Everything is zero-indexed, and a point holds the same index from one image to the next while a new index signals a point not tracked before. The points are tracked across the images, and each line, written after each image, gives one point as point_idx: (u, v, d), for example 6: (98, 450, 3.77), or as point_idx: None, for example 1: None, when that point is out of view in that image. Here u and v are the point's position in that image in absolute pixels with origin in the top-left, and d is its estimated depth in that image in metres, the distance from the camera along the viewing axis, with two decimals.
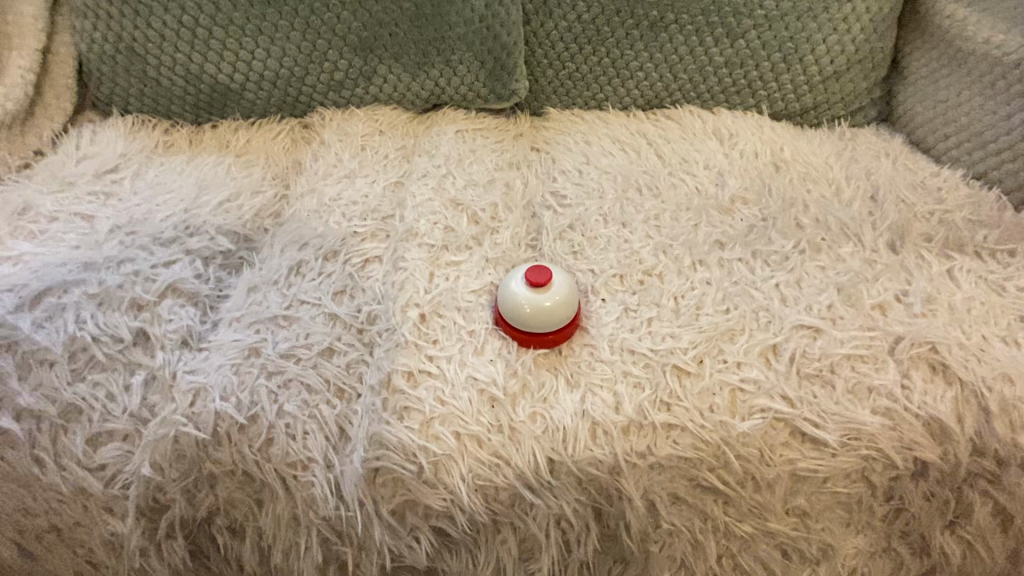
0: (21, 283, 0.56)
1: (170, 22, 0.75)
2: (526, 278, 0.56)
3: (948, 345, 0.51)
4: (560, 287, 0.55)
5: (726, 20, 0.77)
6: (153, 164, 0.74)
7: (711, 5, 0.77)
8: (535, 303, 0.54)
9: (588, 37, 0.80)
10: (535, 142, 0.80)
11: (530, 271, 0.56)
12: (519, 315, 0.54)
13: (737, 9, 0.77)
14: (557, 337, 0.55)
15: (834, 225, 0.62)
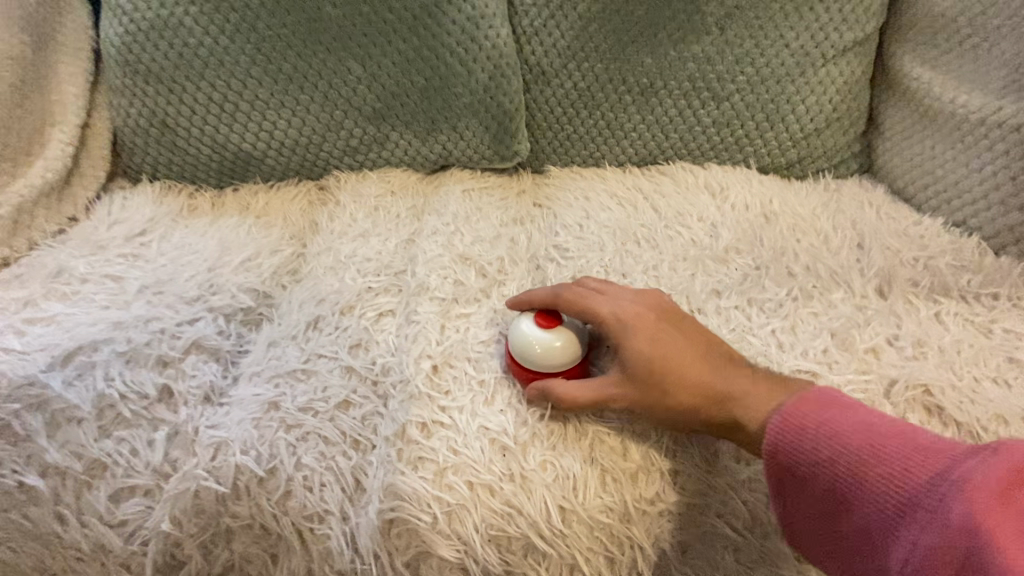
0: (54, 343, 0.59)
1: (200, 98, 0.82)
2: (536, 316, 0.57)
3: (941, 387, 0.53)
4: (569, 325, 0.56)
5: (712, 86, 0.84)
6: (179, 228, 0.79)
7: (697, 73, 0.83)
8: (543, 342, 0.55)
9: (584, 103, 0.87)
10: (535, 198, 0.85)
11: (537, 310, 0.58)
12: (530, 356, 0.55)
13: (720, 76, 0.83)
14: (567, 375, 0.56)
15: (824, 272, 0.66)
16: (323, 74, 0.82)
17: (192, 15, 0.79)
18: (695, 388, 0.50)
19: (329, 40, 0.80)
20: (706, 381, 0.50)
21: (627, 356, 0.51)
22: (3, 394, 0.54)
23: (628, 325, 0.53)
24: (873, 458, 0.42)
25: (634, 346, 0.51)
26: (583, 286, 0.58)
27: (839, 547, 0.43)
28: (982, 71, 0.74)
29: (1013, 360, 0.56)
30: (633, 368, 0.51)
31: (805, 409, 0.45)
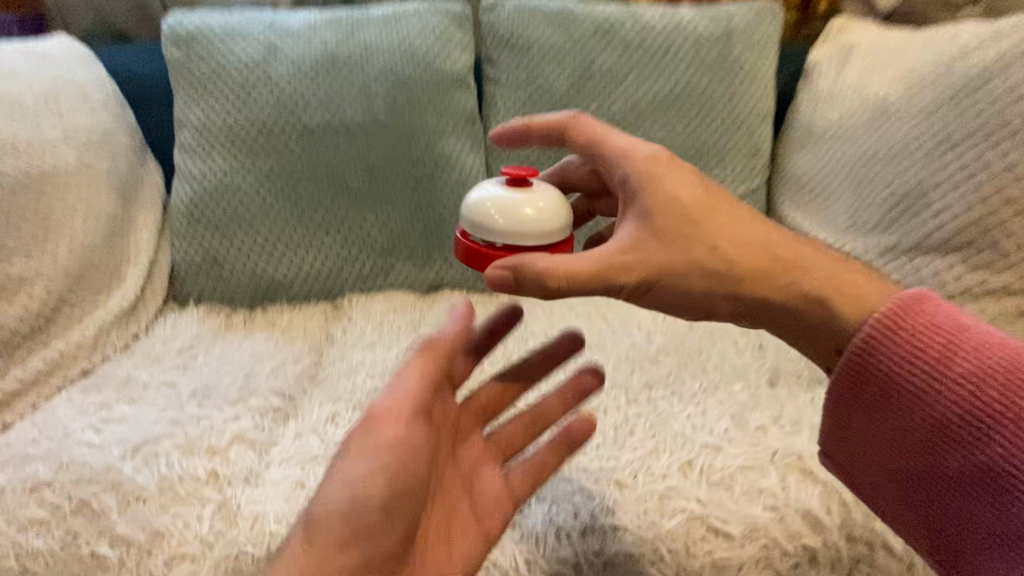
0: (125, 437, 0.74)
1: (245, 240, 1.05)
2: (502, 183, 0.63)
3: (811, 454, 0.70)
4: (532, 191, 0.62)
5: None
6: (219, 342, 0.97)
7: None
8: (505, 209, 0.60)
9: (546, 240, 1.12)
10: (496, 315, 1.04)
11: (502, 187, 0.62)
12: (493, 222, 0.60)
13: None
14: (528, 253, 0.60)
15: (729, 368, 0.85)
16: (345, 221, 1.06)
17: (248, 181, 1.03)
18: (708, 249, 0.56)
19: (352, 197, 1.06)
20: (722, 226, 0.57)
21: (623, 156, 0.59)
22: (86, 478, 0.69)
23: (659, 159, 0.59)
24: (1006, 365, 0.50)
25: (638, 137, 0.60)
26: (585, 121, 0.64)
27: (865, 430, 0.54)
28: (834, 217, 0.97)
29: None
30: (633, 149, 0.59)
31: (914, 317, 0.53)
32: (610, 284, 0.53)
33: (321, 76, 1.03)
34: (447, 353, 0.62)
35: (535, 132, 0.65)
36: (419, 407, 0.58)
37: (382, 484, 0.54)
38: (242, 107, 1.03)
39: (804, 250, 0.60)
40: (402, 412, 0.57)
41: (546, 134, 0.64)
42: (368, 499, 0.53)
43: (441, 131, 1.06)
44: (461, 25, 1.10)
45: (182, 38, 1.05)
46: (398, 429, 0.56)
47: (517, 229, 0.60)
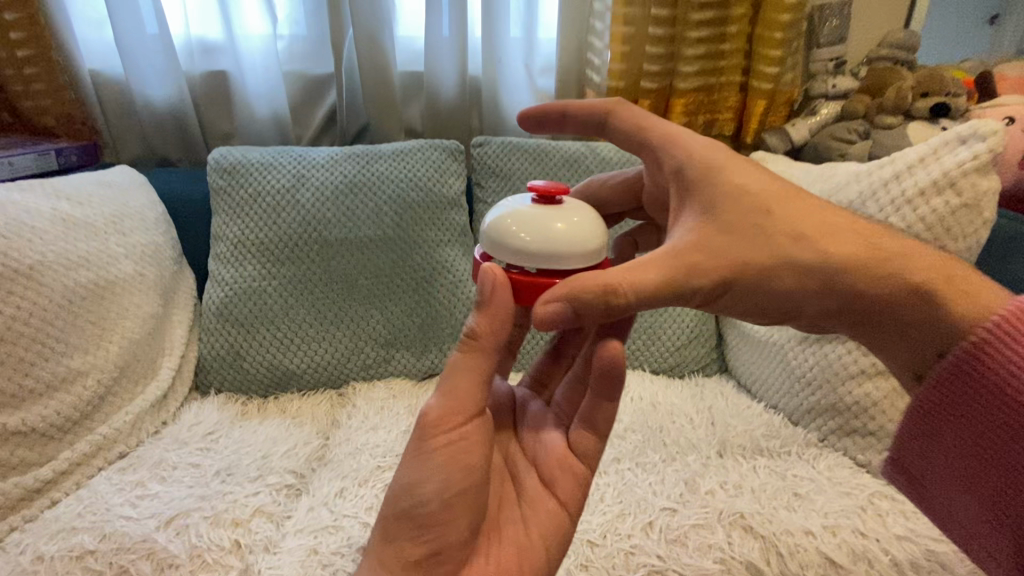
0: (160, 511, 0.87)
1: (266, 336, 1.20)
2: (526, 201, 0.64)
3: (750, 513, 0.85)
4: (554, 209, 0.62)
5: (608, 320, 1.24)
6: (237, 426, 1.09)
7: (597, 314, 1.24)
8: (530, 228, 0.59)
9: None
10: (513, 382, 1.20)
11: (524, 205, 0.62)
12: (520, 242, 0.59)
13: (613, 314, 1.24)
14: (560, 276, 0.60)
15: (684, 441, 1.00)
16: (354, 318, 1.23)
17: (272, 285, 1.21)
18: (767, 242, 0.60)
19: (361, 298, 1.24)
20: (787, 221, 0.61)
21: (688, 167, 0.65)
22: (126, 547, 0.81)
23: (711, 164, 0.64)
24: None
25: (694, 148, 0.66)
26: (625, 116, 0.71)
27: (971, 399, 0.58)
28: None
29: (797, 494, 0.89)
30: (688, 164, 0.65)
31: None
32: (678, 288, 0.57)
33: (341, 199, 1.23)
34: (485, 351, 0.58)
35: (574, 117, 0.72)
36: (468, 412, 0.59)
37: (441, 482, 0.58)
38: (272, 225, 1.21)
39: (874, 236, 0.63)
40: (454, 408, 0.59)
41: (584, 117, 0.72)
42: (430, 487, 0.58)
43: (438, 243, 1.27)
44: (457, 157, 1.33)
45: (224, 167, 1.24)
46: (453, 428, 0.59)
47: (541, 247, 0.59)
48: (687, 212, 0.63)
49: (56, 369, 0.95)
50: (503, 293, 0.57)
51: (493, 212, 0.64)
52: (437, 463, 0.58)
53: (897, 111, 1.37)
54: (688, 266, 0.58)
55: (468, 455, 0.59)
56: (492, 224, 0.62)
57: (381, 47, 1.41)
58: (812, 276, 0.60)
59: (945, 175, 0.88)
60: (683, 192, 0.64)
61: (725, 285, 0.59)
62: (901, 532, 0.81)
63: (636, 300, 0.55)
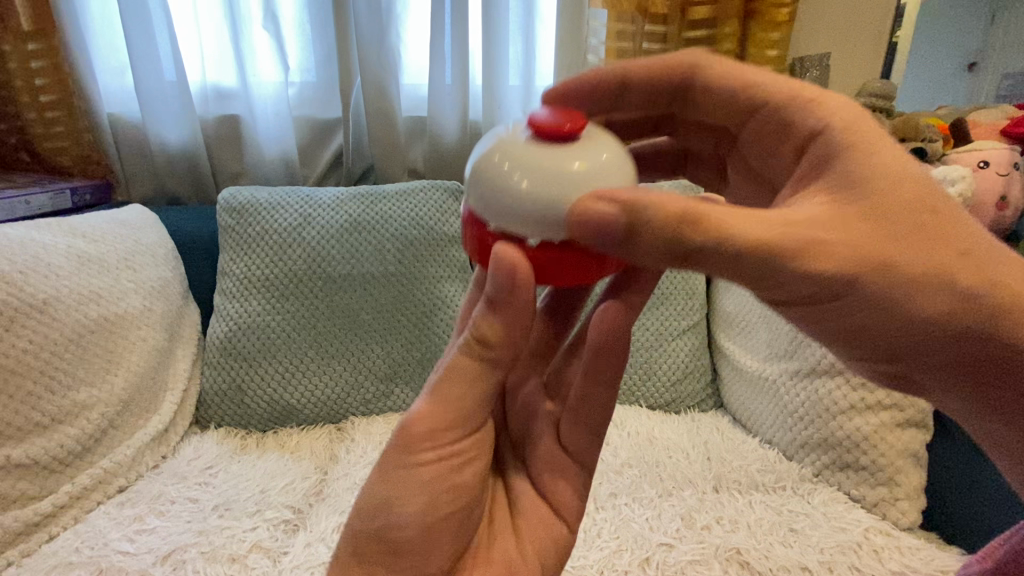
0: (156, 546, 0.87)
1: (268, 372, 1.22)
2: (526, 137, 0.52)
3: (746, 549, 0.85)
4: (561, 150, 0.50)
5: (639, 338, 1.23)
6: (236, 461, 1.09)
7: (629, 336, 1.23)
8: (527, 187, 0.49)
9: None
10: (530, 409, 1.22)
11: (521, 146, 0.51)
12: (519, 193, 0.49)
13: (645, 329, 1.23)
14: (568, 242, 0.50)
15: (681, 476, 1.00)
16: (355, 354, 1.26)
17: (276, 321, 1.23)
18: (914, 224, 0.45)
19: (362, 333, 1.26)
20: (944, 211, 0.46)
21: (827, 130, 0.50)
22: None
23: (858, 128, 0.49)
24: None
25: (828, 103, 0.51)
26: (721, 80, 0.58)
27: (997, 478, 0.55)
28: (756, 344, 1.14)
29: (793, 529, 0.89)
30: (834, 124, 0.49)
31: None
32: (780, 261, 0.43)
33: (345, 237, 1.27)
34: (494, 361, 0.52)
35: (631, 80, 0.61)
36: (461, 425, 0.53)
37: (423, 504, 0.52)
38: (278, 262, 1.25)
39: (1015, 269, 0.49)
40: (445, 421, 0.52)
41: (649, 84, 0.61)
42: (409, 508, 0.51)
43: (438, 280, 1.31)
44: (457, 197, 1.38)
45: (233, 206, 1.29)
46: (444, 444, 0.53)
47: (541, 202, 0.49)
48: (825, 174, 0.48)
49: (61, 402, 0.97)
50: (523, 286, 0.49)
51: (483, 146, 0.54)
52: (420, 481, 0.52)
53: None
54: (811, 238, 0.44)
55: (459, 473, 0.53)
56: (482, 168, 0.51)
57: (387, 94, 1.50)
58: (930, 283, 0.45)
59: None
60: (822, 155, 0.49)
61: (849, 280, 0.45)
62: (897, 568, 0.82)
63: (714, 258, 0.43)
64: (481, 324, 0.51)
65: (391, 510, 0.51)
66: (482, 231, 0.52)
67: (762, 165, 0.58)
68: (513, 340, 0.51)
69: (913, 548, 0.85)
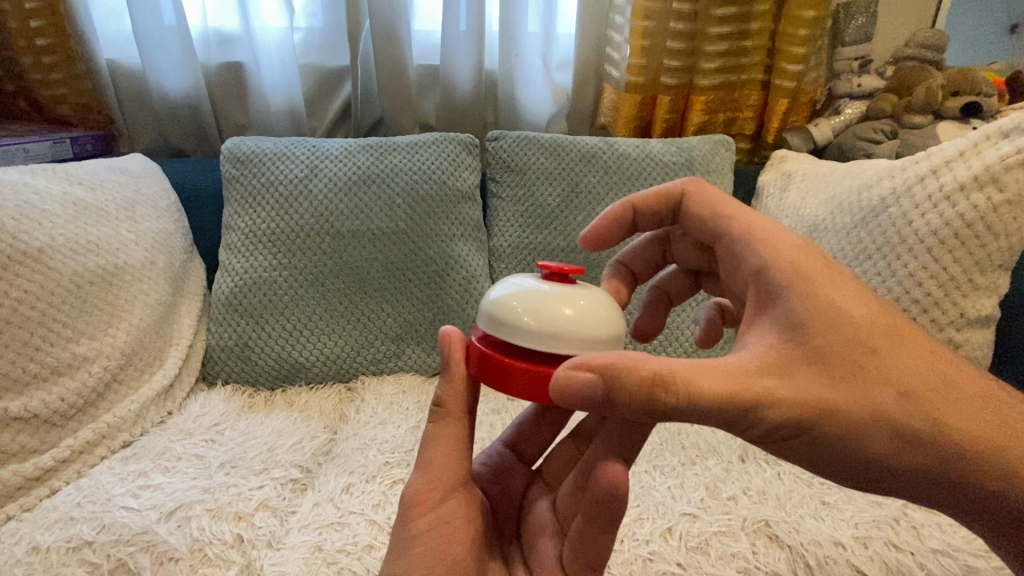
0: (161, 502, 0.84)
1: (275, 328, 1.17)
2: (536, 279, 0.56)
3: (775, 521, 0.81)
4: (572, 287, 0.54)
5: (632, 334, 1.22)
6: (243, 419, 1.06)
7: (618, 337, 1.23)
8: (543, 317, 0.51)
9: None
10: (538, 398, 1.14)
11: (535, 284, 0.54)
12: (532, 329, 0.51)
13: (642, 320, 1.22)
14: None
15: (704, 445, 0.96)
16: (365, 312, 1.21)
17: (282, 276, 1.18)
18: (852, 368, 0.48)
19: (372, 292, 1.21)
20: (879, 349, 0.49)
21: (766, 270, 0.53)
22: (124, 539, 0.78)
23: (801, 271, 0.51)
24: None
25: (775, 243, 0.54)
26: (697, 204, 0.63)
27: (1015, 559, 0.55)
28: None
29: (825, 502, 0.84)
30: (773, 266, 0.53)
31: None
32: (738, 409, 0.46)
33: (354, 191, 1.20)
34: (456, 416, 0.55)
35: (643, 211, 0.66)
36: (450, 485, 0.55)
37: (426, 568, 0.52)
38: (283, 215, 1.19)
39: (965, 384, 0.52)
40: (431, 483, 0.54)
41: (654, 210, 0.66)
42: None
43: (451, 237, 1.24)
44: (472, 151, 1.30)
45: (237, 156, 1.23)
46: (434, 508, 0.54)
47: (557, 339, 0.50)
48: (767, 319, 0.51)
49: (61, 354, 0.94)
50: (462, 359, 0.55)
51: (499, 287, 0.56)
52: (417, 556, 0.53)
53: (926, 110, 1.32)
54: (760, 393, 0.46)
55: (452, 524, 0.54)
56: (500, 305, 0.53)
57: (398, 40, 1.39)
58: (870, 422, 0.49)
59: (986, 169, 0.84)
60: (765, 296, 0.52)
61: (801, 423, 0.48)
62: (937, 546, 0.77)
63: (685, 414, 0.45)
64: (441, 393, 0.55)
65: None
66: (484, 345, 0.54)
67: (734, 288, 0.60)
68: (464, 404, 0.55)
69: (954, 526, 0.80)
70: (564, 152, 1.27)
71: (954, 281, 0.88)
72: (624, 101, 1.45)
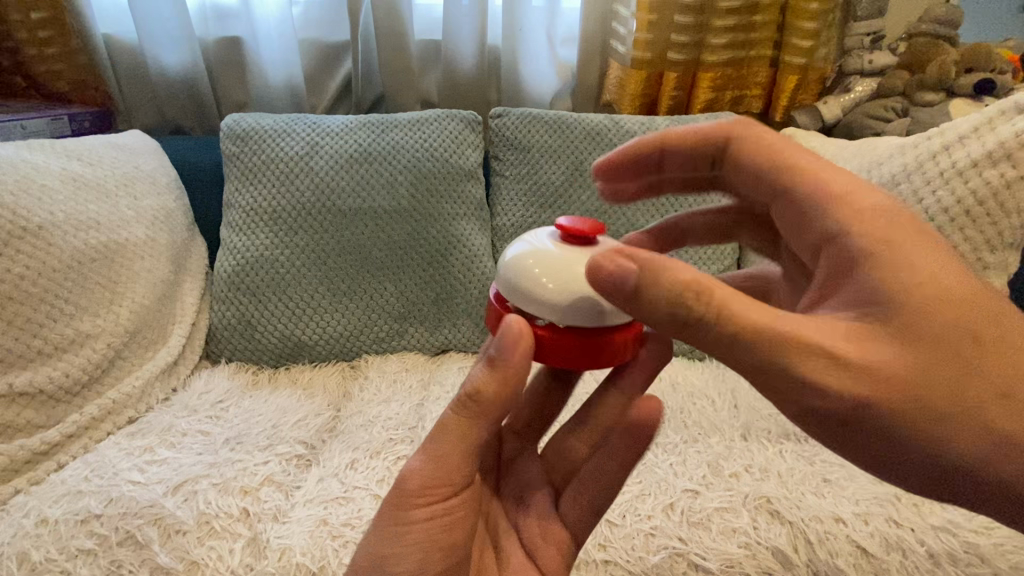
0: (167, 477, 0.86)
1: (278, 306, 1.17)
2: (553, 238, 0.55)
3: (776, 498, 0.81)
4: (584, 253, 0.53)
5: None
6: (248, 396, 1.07)
7: None
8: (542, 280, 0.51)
9: None
10: None
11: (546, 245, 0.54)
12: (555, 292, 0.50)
13: None
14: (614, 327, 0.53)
15: (707, 423, 0.96)
16: (367, 290, 1.20)
17: (284, 254, 1.17)
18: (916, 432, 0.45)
19: (375, 271, 1.20)
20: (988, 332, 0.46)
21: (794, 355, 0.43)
22: (132, 511, 0.79)
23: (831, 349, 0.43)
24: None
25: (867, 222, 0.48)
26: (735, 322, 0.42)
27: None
28: None
29: (827, 479, 0.85)
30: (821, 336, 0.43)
31: None
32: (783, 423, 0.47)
33: (356, 168, 1.19)
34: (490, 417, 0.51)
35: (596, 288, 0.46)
36: (455, 481, 0.54)
37: (416, 557, 0.52)
38: (285, 193, 1.18)
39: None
40: (438, 477, 0.53)
41: (688, 151, 0.57)
42: (405, 564, 0.52)
43: (454, 216, 1.23)
44: (475, 128, 1.28)
45: (236, 133, 1.21)
46: (436, 502, 0.53)
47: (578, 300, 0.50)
48: (840, 295, 0.47)
49: (65, 331, 0.95)
50: (527, 355, 0.49)
51: (516, 248, 0.55)
52: (411, 540, 0.53)
53: (939, 86, 1.28)
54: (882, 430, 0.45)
55: (451, 519, 0.54)
56: (512, 262, 0.54)
57: (399, 14, 1.36)
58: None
59: (1000, 146, 0.83)
60: (843, 264, 0.48)
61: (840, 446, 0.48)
62: (938, 523, 0.77)
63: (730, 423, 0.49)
64: (478, 380, 0.50)
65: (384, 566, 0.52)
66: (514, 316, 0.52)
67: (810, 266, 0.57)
68: (507, 402, 0.50)
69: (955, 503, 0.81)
70: (569, 130, 1.25)
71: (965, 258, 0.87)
72: (629, 77, 1.42)
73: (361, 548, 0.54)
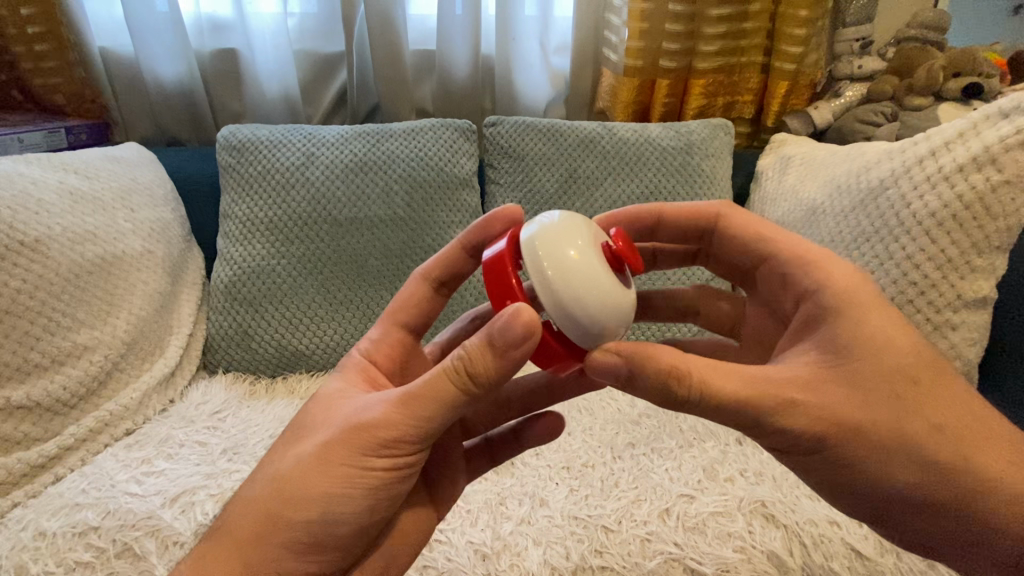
0: (165, 488, 0.86)
1: (276, 316, 1.18)
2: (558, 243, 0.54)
3: (771, 502, 0.82)
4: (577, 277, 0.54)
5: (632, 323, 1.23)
6: (245, 406, 1.07)
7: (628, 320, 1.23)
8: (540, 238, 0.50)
9: None
10: None
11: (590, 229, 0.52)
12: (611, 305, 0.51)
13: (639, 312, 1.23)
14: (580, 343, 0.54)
15: (702, 428, 0.97)
16: (365, 299, 1.21)
17: (281, 264, 1.18)
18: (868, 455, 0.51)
19: (371, 279, 1.21)
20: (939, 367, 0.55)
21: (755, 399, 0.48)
22: (130, 524, 0.80)
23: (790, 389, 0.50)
24: None
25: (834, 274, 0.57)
26: (724, 391, 0.48)
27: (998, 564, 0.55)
28: None
29: None
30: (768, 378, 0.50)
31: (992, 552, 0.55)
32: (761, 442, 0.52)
33: (351, 177, 1.20)
34: (473, 397, 0.51)
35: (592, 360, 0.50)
36: (422, 443, 0.53)
37: (342, 512, 0.53)
38: (281, 203, 1.19)
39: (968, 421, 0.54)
40: (408, 435, 0.52)
41: (683, 226, 0.69)
42: (326, 510, 0.52)
43: (449, 224, 1.24)
44: (469, 137, 1.29)
45: (233, 144, 1.22)
46: (401, 458, 0.53)
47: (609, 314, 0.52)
48: (813, 335, 0.54)
49: (62, 344, 0.95)
50: (528, 352, 0.49)
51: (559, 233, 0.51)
52: (358, 479, 0.53)
53: (927, 91, 1.30)
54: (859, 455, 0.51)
55: (399, 486, 0.55)
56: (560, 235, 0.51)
57: (393, 24, 1.38)
58: (972, 437, 0.53)
59: (985, 150, 0.84)
60: (817, 312, 0.55)
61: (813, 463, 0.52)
62: None
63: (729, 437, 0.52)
64: (474, 355, 0.49)
65: (311, 504, 0.52)
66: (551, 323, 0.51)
67: (769, 330, 0.66)
68: (494, 383, 0.50)
69: None
70: (561, 138, 1.27)
71: (953, 262, 0.88)
72: (622, 85, 1.43)
73: (291, 472, 0.54)
